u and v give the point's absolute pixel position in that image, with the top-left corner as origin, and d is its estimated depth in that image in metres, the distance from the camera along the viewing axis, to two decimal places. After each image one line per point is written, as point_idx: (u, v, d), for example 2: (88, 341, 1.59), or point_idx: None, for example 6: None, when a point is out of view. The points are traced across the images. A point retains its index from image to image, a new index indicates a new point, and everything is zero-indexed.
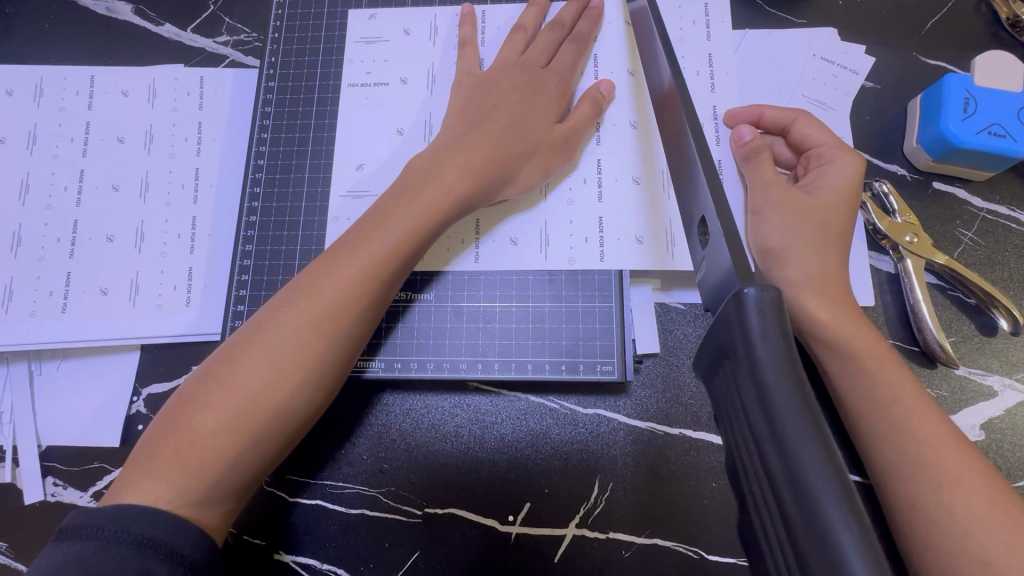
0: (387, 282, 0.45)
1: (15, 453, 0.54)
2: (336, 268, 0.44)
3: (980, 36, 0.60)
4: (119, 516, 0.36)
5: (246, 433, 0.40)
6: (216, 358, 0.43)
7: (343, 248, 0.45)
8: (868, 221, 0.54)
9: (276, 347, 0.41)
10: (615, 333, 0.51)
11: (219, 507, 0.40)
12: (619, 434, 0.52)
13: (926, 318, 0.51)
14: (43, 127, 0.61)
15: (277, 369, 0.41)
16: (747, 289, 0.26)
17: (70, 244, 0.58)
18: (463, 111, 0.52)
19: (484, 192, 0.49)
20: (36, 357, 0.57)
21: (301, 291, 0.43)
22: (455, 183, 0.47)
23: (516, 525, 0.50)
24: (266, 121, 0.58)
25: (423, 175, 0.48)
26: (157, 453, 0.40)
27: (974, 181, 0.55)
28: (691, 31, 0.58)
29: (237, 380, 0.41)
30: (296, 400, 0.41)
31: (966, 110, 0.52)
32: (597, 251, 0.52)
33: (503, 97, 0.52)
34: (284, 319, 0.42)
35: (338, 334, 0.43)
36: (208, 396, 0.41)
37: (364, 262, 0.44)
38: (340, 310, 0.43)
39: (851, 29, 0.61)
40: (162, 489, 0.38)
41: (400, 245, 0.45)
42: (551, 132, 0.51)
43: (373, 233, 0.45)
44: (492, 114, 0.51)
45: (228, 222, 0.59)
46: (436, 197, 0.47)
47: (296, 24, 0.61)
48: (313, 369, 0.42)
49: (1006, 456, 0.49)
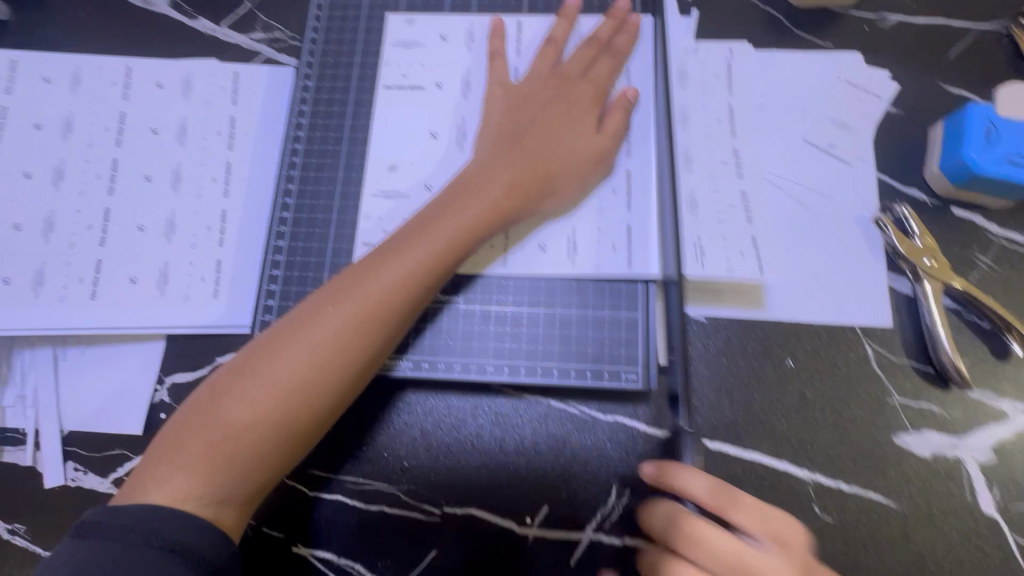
0: (425, 288, 0.46)
1: (37, 437, 0.55)
2: (378, 271, 0.45)
3: (1001, 66, 0.61)
4: (147, 518, 0.37)
5: (280, 428, 0.41)
6: (250, 352, 0.43)
7: (385, 252, 0.46)
8: (888, 242, 0.55)
9: (314, 346, 0.42)
10: (640, 342, 0.52)
11: (244, 504, 0.41)
12: (637, 442, 0.53)
13: (943, 340, 0.52)
14: (79, 115, 0.61)
15: (314, 368, 0.42)
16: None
17: (102, 232, 0.58)
18: (502, 126, 0.53)
19: (522, 205, 0.50)
20: (61, 342, 0.57)
21: (341, 291, 0.44)
22: (493, 197, 0.49)
23: (532, 528, 0.51)
24: (301, 120, 0.59)
25: (467, 186, 0.50)
26: (185, 448, 0.40)
27: (991, 209, 0.57)
28: (713, 85, 0.61)
29: (274, 375, 0.41)
30: (330, 400, 0.42)
31: (988, 140, 0.53)
32: (623, 261, 0.53)
33: (540, 112, 0.53)
34: (325, 318, 0.43)
35: (376, 336, 0.44)
36: (242, 391, 0.41)
37: (404, 266, 0.45)
38: (380, 313, 0.44)
39: (875, 54, 0.62)
40: (194, 482, 0.39)
41: (441, 253, 0.46)
42: (584, 142, 0.52)
43: (416, 240, 0.47)
44: (531, 131, 0.52)
45: (258, 217, 0.59)
46: (475, 209, 0.48)
47: (333, 25, 0.62)
48: (349, 370, 0.43)
49: (1016, 479, 0.50)
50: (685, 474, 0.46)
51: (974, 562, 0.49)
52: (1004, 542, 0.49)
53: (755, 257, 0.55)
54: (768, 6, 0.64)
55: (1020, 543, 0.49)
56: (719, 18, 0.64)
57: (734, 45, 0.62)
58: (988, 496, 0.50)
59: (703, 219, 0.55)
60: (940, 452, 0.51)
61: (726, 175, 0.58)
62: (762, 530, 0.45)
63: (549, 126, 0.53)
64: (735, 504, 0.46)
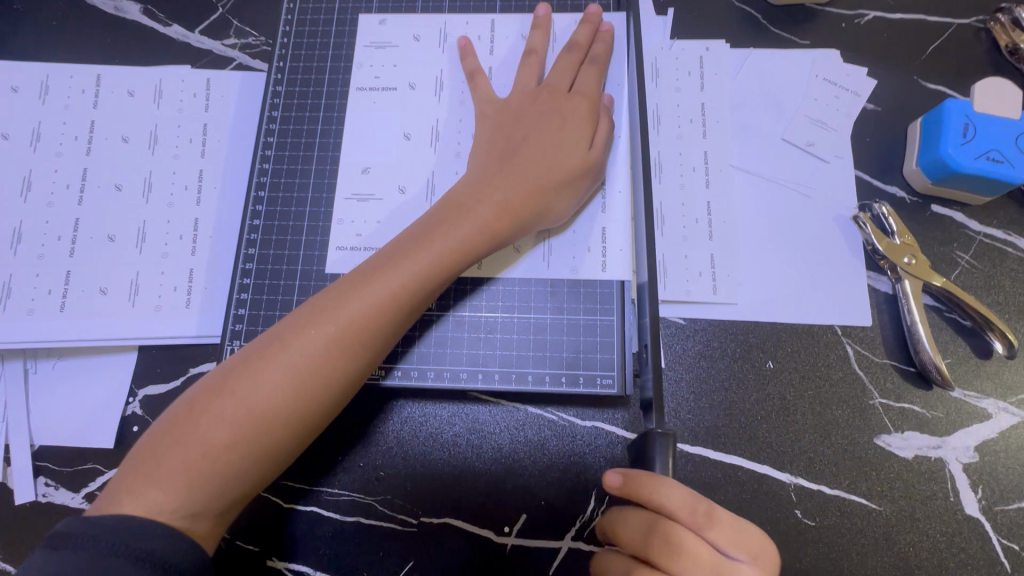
0: (412, 310, 0.46)
1: (7, 452, 0.54)
2: (367, 290, 0.44)
3: (979, 61, 0.61)
4: (117, 528, 0.36)
5: (262, 449, 0.40)
6: (228, 369, 0.42)
7: (369, 270, 0.45)
8: (867, 241, 0.55)
9: (296, 367, 0.41)
10: (616, 346, 0.52)
11: (219, 513, 0.40)
12: (615, 447, 0.52)
13: (923, 339, 0.51)
14: (48, 125, 0.60)
15: (296, 390, 0.41)
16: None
17: (72, 243, 0.57)
18: (494, 144, 0.53)
19: (515, 225, 0.49)
20: (31, 355, 0.56)
21: (330, 310, 0.43)
22: (485, 216, 0.48)
23: (511, 537, 0.50)
24: (273, 125, 0.58)
25: (456, 206, 0.49)
26: (163, 462, 0.39)
27: (971, 205, 0.56)
28: (685, 83, 0.60)
29: (257, 395, 0.40)
30: (311, 421, 0.42)
31: (965, 135, 0.53)
32: (599, 261, 0.52)
33: (534, 128, 0.52)
34: (307, 338, 0.42)
35: (360, 356, 0.43)
36: (221, 410, 0.40)
37: (394, 287, 0.44)
38: (368, 336, 0.43)
39: (853, 51, 0.61)
40: (170, 499, 0.38)
41: (431, 275, 0.46)
42: (580, 158, 0.51)
43: (401, 258, 0.46)
44: (525, 147, 0.51)
45: (230, 225, 0.59)
46: (465, 228, 0.47)
47: (305, 29, 0.61)
48: (332, 391, 0.42)
49: (1001, 479, 0.50)
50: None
51: (958, 565, 0.48)
52: (989, 544, 0.48)
53: (712, 275, 0.55)
54: (745, 3, 0.63)
55: (1004, 542, 0.48)
56: (696, 16, 0.63)
57: (709, 45, 0.61)
58: (972, 498, 0.49)
59: (667, 238, 0.56)
60: (922, 452, 0.50)
61: (693, 183, 0.57)
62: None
63: (542, 140, 0.52)
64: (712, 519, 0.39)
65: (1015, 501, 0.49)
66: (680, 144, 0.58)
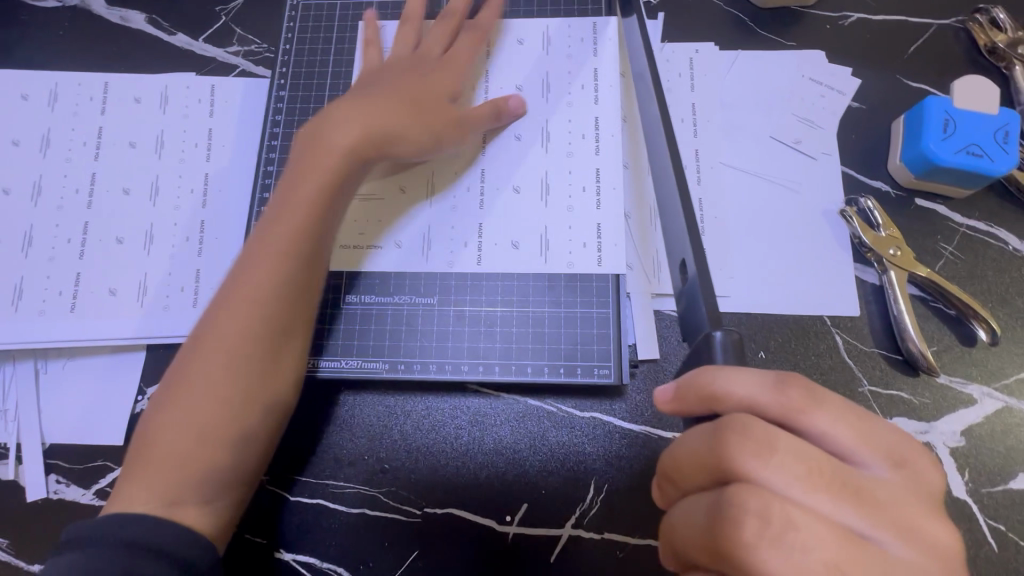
0: (306, 261, 0.47)
1: (19, 450, 0.55)
2: (258, 257, 0.46)
3: (959, 60, 0.63)
4: (121, 525, 0.37)
5: (216, 425, 0.42)
6: (177, 369, 0.44)
7: (249, 241, 0.47)
8: (853, 234, 0.57)
9: (222, 334, 0.43)
10: (612, 338, 0.53)
11: (214, 498, 0.42)
12: (613, 436, 0.53)
13: (909, 327, 0.53)
14: (56, 130, 0.62)
15: (228, 352, 0.43)
16: (715, 332, 0.36)
17: (81, 245, 0.59)
18: (399, 98, 0.54)
19: (417, 170, 0.53)
20: (41, 355, 0.58)
21: (245, 282, 0.45)
22: (330, 164, 0.49)
23: (512, 526, 0.52)
24: (277, 129, 0.60)
25: (305, 164, 0.49)
26: (144, 462, 0.41)
27: (953, 199, 0.58)
28: (679, 83, 0.62)
29: (195, 377, 0.42)
30: (258, 374, 0.43)
31: (945, 131, 0.55)
32: (594, 256, 0.54)
33: (426, 82, 0.56)
34: (224, 309, 0.44)
35: (275, 295, 0.45)
36: (175, 400, 0.42)
37: (273, 247, 0.46)
38: (278, 290, 0.45)
39: (837, 51, 0.63)
40: (153, 491, 0.40)
41: (291, 230, 0.47)
42: (477, 111, 0.56)
43: (263, 224, 0.48)
44: (384, 116, 0.53)
45: (236, 226, 0.60)
46: (317, 178, 0.48)
47: (307, 36, 0.63)
48: (261, 342, 0.44)
49: (986, 462, 0.51)
50: (723, 372, 0.32)
51: None
52: (976, 525, 0.50)
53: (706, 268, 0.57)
54: (732, 7, 0.65)
55: (991, 523, 0.50)
56: (684, 19, 0.65)
57: (698, 48, 0.63)
58: (959, 480, 0.51)
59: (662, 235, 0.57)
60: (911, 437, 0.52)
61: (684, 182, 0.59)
62: (869, 447, 0.32)
63: (441, 102, 0.55)
64: (783, 458, 0.30)
65: (1001, 483, 0.51)
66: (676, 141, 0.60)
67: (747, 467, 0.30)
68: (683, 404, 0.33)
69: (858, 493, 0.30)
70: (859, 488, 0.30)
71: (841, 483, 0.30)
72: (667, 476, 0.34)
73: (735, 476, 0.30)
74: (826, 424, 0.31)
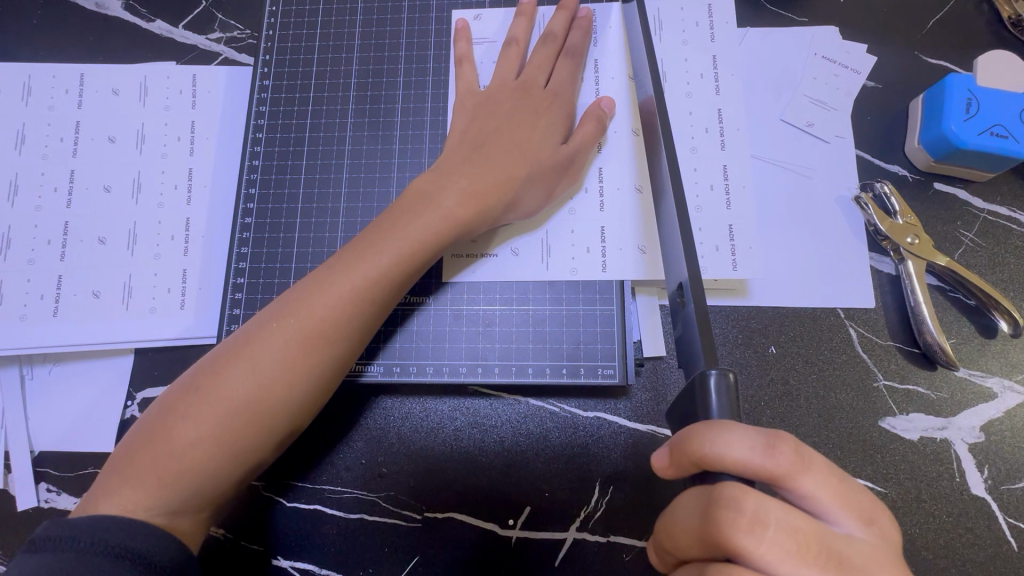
0: (376, 305, 0.44)
1: (6, 459, 0.53)
2: (323, 288, 0.43)
3: (981, 34, 0.59)
4: (94, 529, 0.35)
5: (229, 446, 0.40)
6: (198, 371, 0.42)
7: (335, 265, 0.45)
8: (869, 221, 0.54)
9: (260, 363, 0.41)
10: (617, 336, 0.51)
11: (200, 510, 0.40)
12: (619, 437, 0.52)
13: (927, 320, 0.50)
14: (31, 126, 0.59)
15: (263, 385, 0.41)
16: (710, 374, 0.32)
17: (62, 246, 0.57)
18: (466, 133, 0.51)
19: (485, 211, 0.48)
20: (27, 360, 0.56)
21: (291, 308, 0.43)
22: (455, 208, 0.47)
23: (515, 530, 0.50)
24: (261, 121, 0.58)
25: (425, 197, 0.47)
26: (137, 462, 0.39)
27: (974, 181, 0.55)
28: (694, 32, 0.58)
29: (220, 393, 0.40)
30: (282, 414, 0.41)
31: (969, 110, 0.52)
32: (598, 261, 0.52)
33: (505, 121, 0.51)
34: (275, 332, 0.42)
35: (328, 353, 0.43)
36: (190, 409, 0.40)
37: (352, 283, 0.43)
38: (332, 329, 0.43)
39: (852, 27, 0.60)
40: (141, 497, 0.38)
41: (389, 268, 0.45)
42: (556, 154, 0.50)
43: (371, 250, 0.45)
44: (495, 138, 0.50)
45: (222, 224, 0.58)
46: (435, 221, 0.46)
47: (290, 22, 0.60)
48: (298, 391, 0.42)
49: (1007, 457, 0.49)
50: (722, 428, 0.29)
51: (965, 545, 0.48)
52: (996, 523, 0.48)
53: (731, 247, 0.52)
54: None
55: (1011, 521, 0.48)
56: None
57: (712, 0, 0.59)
58: (978, 477, 0.49)
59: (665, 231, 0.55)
60: (927, 434, 0.50)
61: (708, 147, 0.54)
62: (843, 507, 0.30)
63: (517, 126, 0.51)
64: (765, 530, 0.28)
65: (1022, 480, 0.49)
66: (691, 102, 0.55)
67: (736, 545, 0.28)
68: (678, 468, 0.31)
69: (841, 563, 0.28)
70: (843, 557, 0.28)
71: (823, 551, 0.28)
72: (663, 545, 0.33)
73: (726, 551, 0.28)
74: (810, 489, 0.29)
